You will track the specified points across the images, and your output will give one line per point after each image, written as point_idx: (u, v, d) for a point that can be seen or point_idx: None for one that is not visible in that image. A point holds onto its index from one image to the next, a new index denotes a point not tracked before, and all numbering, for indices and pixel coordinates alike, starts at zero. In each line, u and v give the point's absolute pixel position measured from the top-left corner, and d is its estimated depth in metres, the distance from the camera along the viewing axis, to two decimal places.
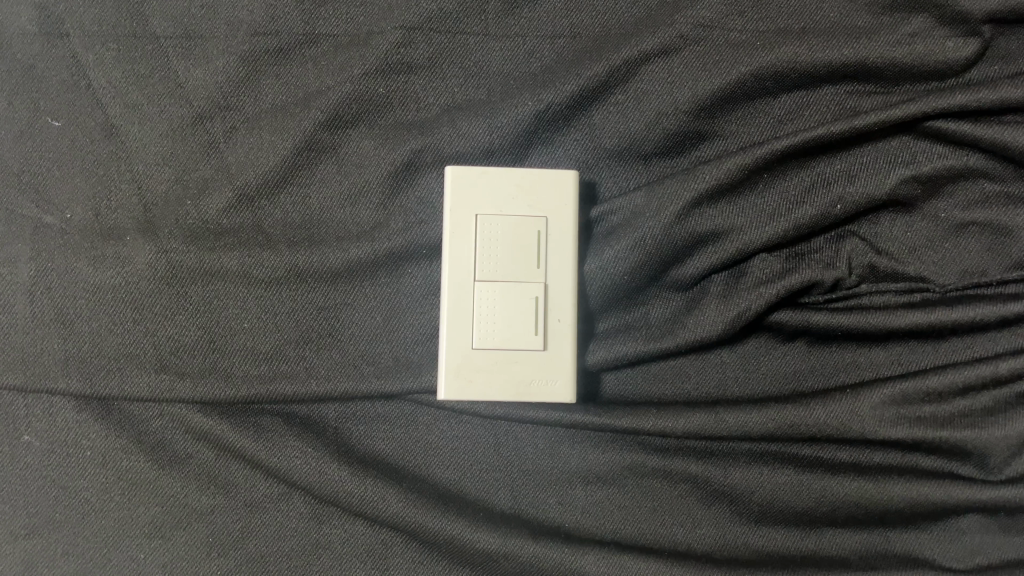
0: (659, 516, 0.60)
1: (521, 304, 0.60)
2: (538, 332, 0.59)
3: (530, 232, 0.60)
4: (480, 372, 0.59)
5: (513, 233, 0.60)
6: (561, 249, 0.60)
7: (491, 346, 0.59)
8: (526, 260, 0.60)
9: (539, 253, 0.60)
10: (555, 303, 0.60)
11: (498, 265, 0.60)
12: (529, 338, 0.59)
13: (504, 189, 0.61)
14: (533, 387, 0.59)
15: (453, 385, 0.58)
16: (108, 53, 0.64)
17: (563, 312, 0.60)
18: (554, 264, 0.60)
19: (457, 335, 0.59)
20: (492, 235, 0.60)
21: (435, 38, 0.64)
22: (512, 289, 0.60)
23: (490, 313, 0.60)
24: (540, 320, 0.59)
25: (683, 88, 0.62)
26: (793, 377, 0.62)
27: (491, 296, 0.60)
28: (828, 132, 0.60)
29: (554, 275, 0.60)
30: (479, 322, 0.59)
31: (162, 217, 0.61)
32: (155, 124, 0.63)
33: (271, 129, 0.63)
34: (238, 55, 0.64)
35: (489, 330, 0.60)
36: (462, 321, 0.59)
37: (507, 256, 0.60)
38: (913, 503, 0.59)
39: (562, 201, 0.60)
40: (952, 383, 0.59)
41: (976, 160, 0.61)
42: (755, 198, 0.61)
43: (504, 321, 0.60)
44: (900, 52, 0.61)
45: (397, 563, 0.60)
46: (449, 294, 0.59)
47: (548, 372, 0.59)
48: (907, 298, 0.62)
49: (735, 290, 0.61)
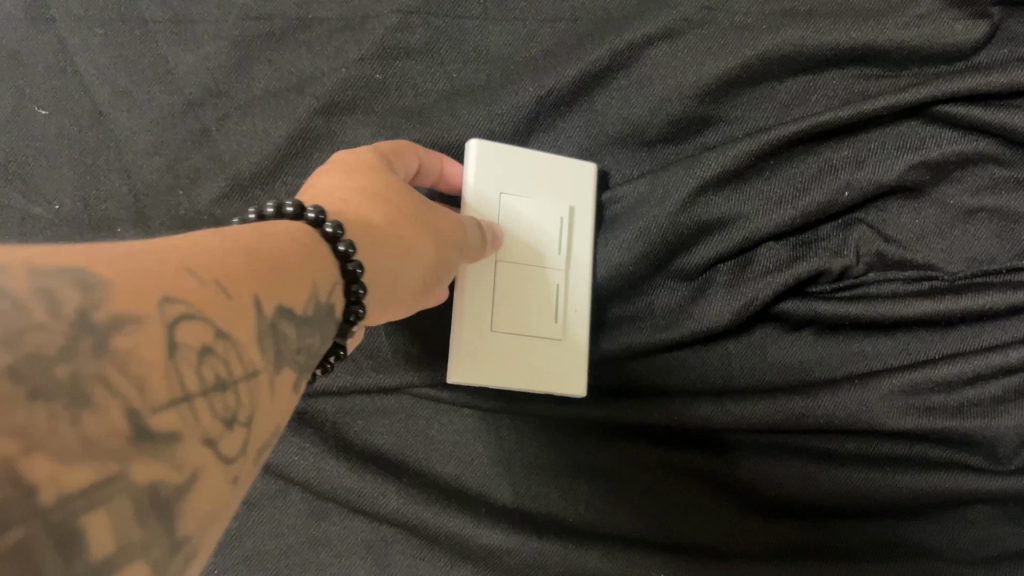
0: (664, 510, 0.59)
1: (541, 289, 0.60)
2: (557, 321, 0.59)
3: (553, 218, 0.61)
4: (499, 357, 0.58)
5: (533, 220, 0.60)
6: (581, 236, 0.61)
7: (509, 331, 0.59)
8: (547, 245, 0.60)
9: (561, 240, 0.61)
10: (575, 290, 0.60)
11: (519, 247, 0.60)
12: (549, 327, 0.59)
13: (528, 175, 0.60)
14: (551, 377, 0.58)
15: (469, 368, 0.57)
16: (95, 38, 0.62)
17: (581, 300, 0.60)
18: (576, 252, 0.61)
19: (476, 316, 0.58)
20: (514, 218, 0.60)
21: (431, 22, 0.62)
22: (533, 273, 0.60)
23: (509, 297, 0.59)
24: (559, 307, 0.60)
25: (688, 72, 0.60)
26: (800, 367, 0.60)
27: (511, 279, 0.59)
28: (836, 118, 0.58)
29: (576, 263, 0.61)
30: (500, 305, 0.59)
31: (152, 208, 0.60)
32: (145, 111, 0.61)
33: (265, 117, 0.61)
34: (230, 40, 0.62)
35: (508, 314, 0.59)
36: (480, 302, 0.58)
37: (528, 240, 0.60)
38: (923, 494, 0.58)
39: (584, 188, 0.61)
40: (961, 374, 0.57)
41: (985, 145, 0.58)
42: (762, 185, 0.60)
43: (524, 305, 0.59)
44: (910, 33, 0.58)
45: (398, 559, 0.59)
46: (470, 274, 0.58)
47: (565, 360, 0.59)
48: (915, 286, 0.59)
49: (742, 279, 0.60)
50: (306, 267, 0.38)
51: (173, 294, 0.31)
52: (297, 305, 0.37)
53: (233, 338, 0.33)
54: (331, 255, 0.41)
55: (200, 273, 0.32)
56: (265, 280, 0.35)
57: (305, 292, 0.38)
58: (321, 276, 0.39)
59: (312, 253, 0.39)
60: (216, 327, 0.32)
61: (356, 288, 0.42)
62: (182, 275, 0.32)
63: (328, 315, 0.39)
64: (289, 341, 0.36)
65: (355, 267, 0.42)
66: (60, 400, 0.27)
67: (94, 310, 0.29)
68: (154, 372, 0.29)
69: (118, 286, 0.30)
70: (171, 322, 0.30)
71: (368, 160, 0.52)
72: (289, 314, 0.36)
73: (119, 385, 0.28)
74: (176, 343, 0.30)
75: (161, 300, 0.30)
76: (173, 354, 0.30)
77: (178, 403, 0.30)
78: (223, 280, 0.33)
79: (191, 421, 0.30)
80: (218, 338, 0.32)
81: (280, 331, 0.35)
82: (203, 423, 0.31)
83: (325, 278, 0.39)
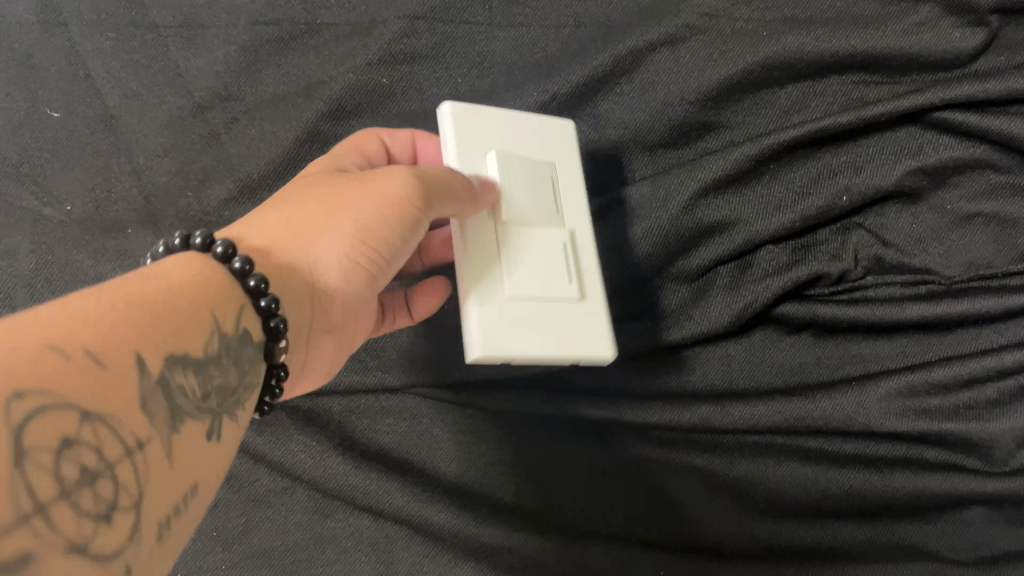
0: (664, 510, 0.60)
1: (551, 250, 0.55)
2: (571, 282, 0.55)
3: (546, 176, 0.58)
4: (520, 328, 0.52)
5: (526, 175, 0.57)
6: (576, 194, 0.59)
7: (530, 295, 0.53)
8: (548, 203, 0.57)
9: (558, 198, 0.58)
10: (581, 251, 0.57)
11: (521, 206, 0.55)
12: (564, 289, 0.54)
13: (506, 135, 0.58)
14: (576, 341, 0.53)
15: (493, 340, 0.51)
16: (107, 42, 0.63)
17: (589, 261, 0.57)
18: (573, 211, 0.58)
19: (492, 282, 0.52)
20: (512, 174, 0.56)
21: (437, 28, 0.63)
22: (540, 234, 0.56)
23: (521, 259, 0.54)
24: (572, 268, 0.55)
25: (690, 78, 0.61)
26: (798, 368, 0.61)
27: (520, 243, 0.55)
28: (836, 123, 0.59)
29: (576, 223, 0.58)
30: (515, 269, 0.53)
31: (161, 209, 0.61)
32: (155, 114, 0.63)
33: (274, 121, 0.63)
34: (240, 45, 0.63)
35: (525, 277, 0.53)
36: (492, 268, 0.53)
37: (529, 198, 0.56)
38: (919, 495, 0.59)
39: (565, 148, 0.60)
40: (957, 376, 0.58)
41: (982, 151, 0.59)
42: (762, 190, 0.61)
43: (539, 269, 0.54)
44: (908, 40, 0.59)
45: (401, 557, 0.59)
46: (470, 243, 0.53)
47: (586, 324, 0.54)
48: (911, 290, 0.60)
49: (742, 282, 0.61)
50: (192, 307, 0.39)
51: (22, 387, 0.29)
52: (186, 354, 0.37)
53: (106, 413, 0.32)
54: (230, 276, 0.42)
55: (63, 346, 0.32)
56: (142, 338, 0.35)
57: (198, 337, 0.38)
58: (217, 309, 0.40)
59: (195, 293, 0.40)
60: (83, 406, 0.31)
61: (262, 300, 0.43)
62: (35, 360, 0.31)
63: (229, 351, 0.40)
64: (180, 394, 0.36)
65: (257, 281, 0.43)
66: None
67: None
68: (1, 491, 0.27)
69: None
70: (21, 419, 0.29)
71: (315, 170, 0.55)
72: (177, 368, 0.36)
73: None
74: (26, 446, 0.29)
75: (10, 396, 0.29)
76: (25, 457, 0.28)
77: (31, 517, 0.28)
78: (88, 349, 0.33)
79: (53, 533, 0.29)
80: (87, 418, 0.31)
81: (168, 386, 0.36)
82: (70, 529, 0.29)
83: (217, 309, 0.40)
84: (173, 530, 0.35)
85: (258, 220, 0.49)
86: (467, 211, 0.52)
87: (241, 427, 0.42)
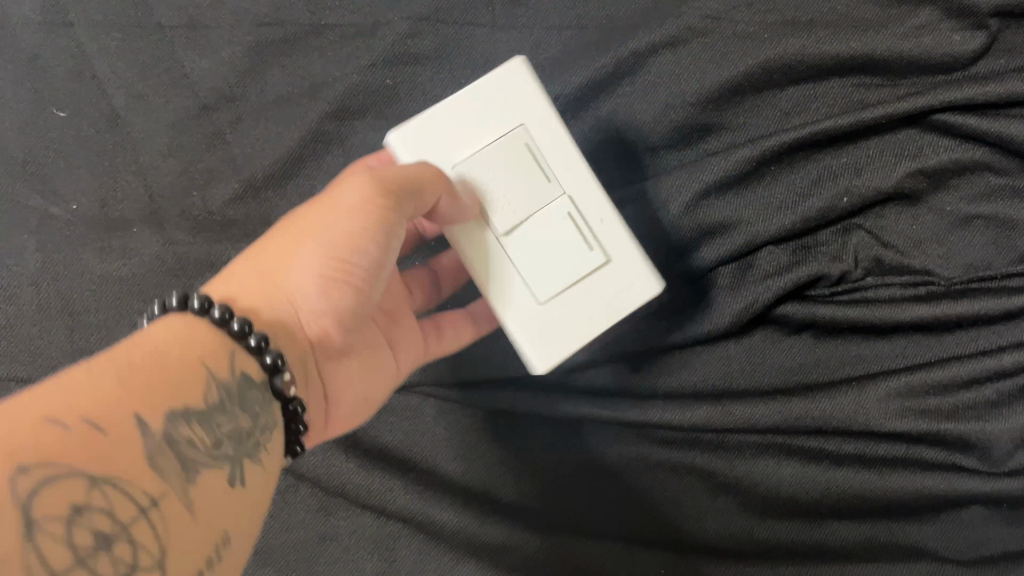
0: (664, 509, 0.61)
1: (558, 227, 0.54)
2: (593, 248, 0.54)
3: (520, 147, 0.54)
4: (564, 324, 0.54)
5: (501, 163, 0.54)
6: (558, 148, 0.55)
7: (557, 289, 0.54)
8: (536, 177, 0.54)
9: (542, 167, 0.54)
10: (587, 209, 0.55)
11: (509, 202, 0.54)
12: (588, 261, 0.54)
13: (460, 122, 0.54)
14: (618, 302, 0.55)
15: (546, 350, 0.54)
16: (112, 43, 0.63)
17: (600, 213, 0.55)
18: (562, 168, 0.55)
19: (519, 294, 0.54)
20: (490, 167, 0.54)
21: (441, 29, 0.63)
22: (541, 216, 0.54)
23: (535, 254, 0.54)
24: (585, 234, 0.54)
25: (691, 81, 0.61)
26: (799, 369, 0.61)
27: (526, 238, 0.54)
28: (836, 126, 0.59)
29: (569, 182, 0.55)
30: (533, 269, 0.54)
31: (166, 209, 0.63)
32: (160, 115, 0.63)
33: (278, 121, 0.63)
34: (244, 46, 0.63)
35: (545, 271, 0.54)
36: (511, 280, 0.54)
37: (515, 187, 0.54)
38: (918, 495, 0.59)
39: (528, 101, 0.54)
40: (955, 377, 0.59)
41: (981, 154, 0.60)
42: (763, 192, 0.61)
43: (555, 256, 0.54)
44: (908, 45, 0.60)
45: (404, 555, 0.59)
46: (478, 269, 0.55)
47: (620, 281, 0.55)
48: (911, 291, 0.60)
49: (743, 283, 0.61)
50: (187, 363, 0.43)
51: (27, 463, 0.34)
52: (185, 408, 0.41)
53: (112, 476, 0.37)
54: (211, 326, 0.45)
55: (64, 421, 0.36)
56: (139, 401, 0.40)
57: (197, 387, 0.42)
58: (210, 360, 0.44)
59: (189, 348, 0.43)
60: (88, 474, 0.36)
61: (250, 339, 0.46)
62: (40, 437, 0.35)
63: (232, 396, 0.44)
64: (187, 446, 0.41)
65: (241, 325, 0.46)
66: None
67: None
68: (16, 558, 0.32)
69: None
70: (29, 490, 0.33)
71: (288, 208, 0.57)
72: (179, 423, 0.41)
73: None
74: (37, 518, 0.33)
75: (15, 472, 0.34)
76: (34, 525, 0.33)
77: None
78: (87, 420, 0.37)
79: None
80: (95, 483, 0.36)
81: (172, 439, 0.40)
82: None
83: (211, 360, 0.44)
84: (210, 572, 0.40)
85: (231, 271, 0.52)
86: (451, 211, 0.53)
87: (266, 467, 0.46)
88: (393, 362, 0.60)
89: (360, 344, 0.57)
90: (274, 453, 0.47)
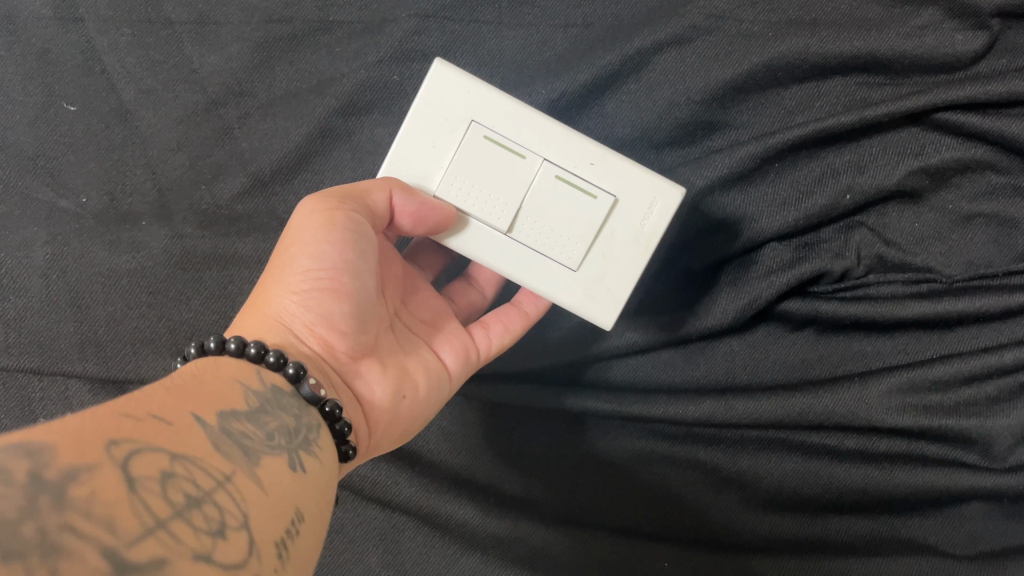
0: (668, 503, 0.61)
1: (555, 193, 0.55)
2: (596, 195, 0.55)
3: (480, 142, 0.54)
4: (606, 278, 0.55)
5: (467, 172, 0.55)
6: (513, 124, 0.54)
7: (582, 249, 0.55)
8: (510, 163, 0.55)
9: (509, 151, 0.54)
10: (571, 162, 0.55)
11: (498, 199, 0.55)
12: (597, 209, 0.55)
13: (418, 142, 0.54)
14: (645, 227, 0.55)
15: (598, 308, 0.55)
16: (122, 38, 0.64)
17: (585, 158, 0.54)
18: (527, 139, 0.54)
19: (551, 270, 0.55)
20: (464, 174, 0.55)
21: (447, 26, 0.64)
22: (534, 193, 0.55)
23: (546, 228, 0.55)
24: (581, 185, 0.55)
25: (695, 79, 0.62)
26: (802, 365, 0.62)
27: (533, 219, 0.55)
28: (840, 123, 0.60)
29: (540, 145, 0.54)
30: (551, 240, 0.55)
31: (175, 203, 0.64)
32: (169, 109, 0.64)
33: (286, 116, 0.64)
34: (252, 42, 0.64)
35: (563, 239, 0.55)
36: (539, 263, 0.56)
37: (495, 183, 0.55)
38: (919, 490, 0.60)
39: (463, 94, 0.54)
40: (956, 373, 0.59)
41: (983, 152, 0.60)
42: (767, 188, 0.61)
43: (565, 224, 0.55)
44: (911, 44, 0.60)
45: (409, 547, 0.60)
46: (505, 266, 0.56)
47: (634, 210, 0.54)
48: (913, 288, 0.61)
49: (746, 278, 0.62)
50: (222, 380, 0.44)
51: (116, 436, 0.34)
52: (233, 409, 0.42)
53: (190, 453, 0.37)
54: (230, 361, 0.47)
55: (133, 412, 0.37)
56: (194, 403, 0.40)
57: (237, 398, 0.43)
58: (242, 379, 0.45)
59: (221, 373, 0.45)
60: (170, 449, 0.36)
61: (268, 358, 0.47)
62: (118, 420, 0.36)
63: (272, 405, 0.45)
64: (245, 437, 0.41)
65: (256, 348, 0.47)
66: (33, 557, 0.28)
67: (41, 467, 0.31)
68: (124, 509, 0.32)
69: (58, 445, 0.32)
70: (121, 457, 0.34)
71: None
72: (231, 420, 0.41)
73: (89, 531, 0.30)
74: (135, 475, 0.33)
75: (106, 442, 0.34)
76: (133, 483, 0.33)
77: (158, 529, 0.32)
78: (153, 412, 0.38)
79: (176, 541, 0.33)
80: (175, 456, 0.36)
81: (229, 431, 0.40)
82: (189, 540, 0.33)
83: (242, 379, 0.45)
84: (291, 548, 0.39)
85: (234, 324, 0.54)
86: (407, 204, 0.52)
87: (320, 462, 0.46)
88: (435, 359, 0.60)
89: (389, 345, 0.57)
90: (325, 455, 0.47)
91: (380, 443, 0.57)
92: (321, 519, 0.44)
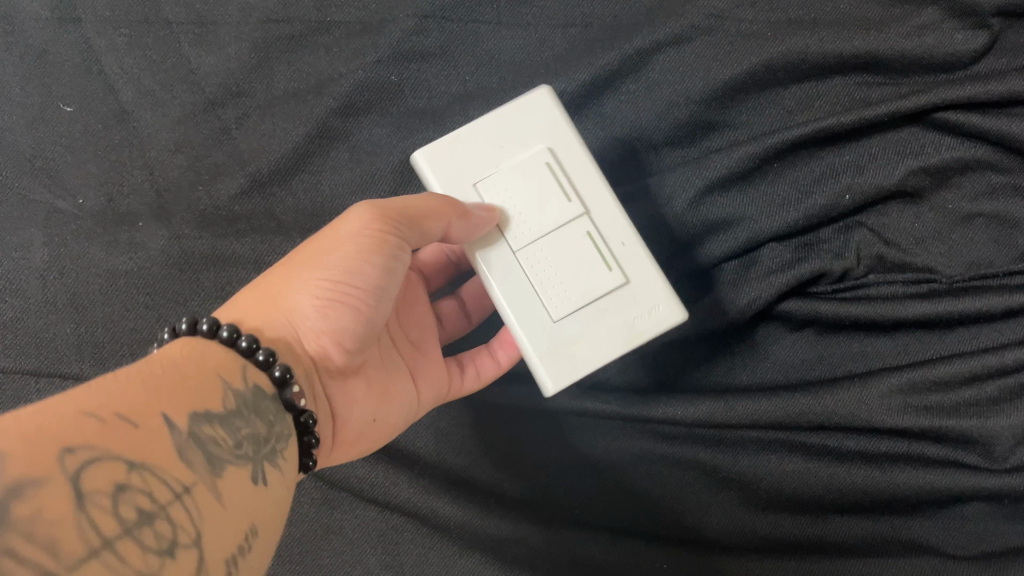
0: (667, 504, 0.61)
1: (576, 246, 0.56)
2: (611, 268, 0.56)
3: (540, 165, 0.56)
4: (582, 339, 0.55)
5: (510, 184, 0.56)
6: (578, 170, 0.57)
7: (574, 305, 0.55)
8: (552, 198, 0.56)
9: (561, 186, 0.56)
10: (609, 229, 0.56)
11: (528, 218, 0.56)
12: (605, 281, 0.55)
13: (484, 141, 0.57)
14: (637, 324, 0.55)
15: (559, 364, 0.55)
16: (120, 38, 0.64)
17: (623, 235, 0.56)
18: (580, 189, 0.56)
19: (533, 313, 0.55)
20: (506, 185, 0.56)
21: (446, 26, 0.64)
22: (560, 235, 0.56)
23: (551, 270, 0.56)
24: (603, 254, 0.56)
25: (694, 79, 0.62)
26: (802, 365, 0.62)
27: (543, 261, 0.56)
28: (840, 122, 0.59)
29: (588, 200, 0.56)
30: (547, 288, 0.55)
31: (173, 203, 0.63)
32: (167, 110, 0.64)
33: (284, 116, 0.64)
34: (251, 42, 0.64)
35: (562, 287, 0.55)
36: (527, 296, 0.55)
37: (529, 204, 0.56)
38: (920, 492, 0.59)
39: (546, 125, 0.57)
40: (957, 373, 0.58)
41: (984, 151, 0.59)
42: (766, 189, 0.61)
43: (568, 274, 0.55)
44: (911, 43, 0.60)
45: (408, 549, 0.60)
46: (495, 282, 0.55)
47: (641, 299, 0.55)
48: (914, 288, 0.61)
49: (746, 278, 0.62)
50: (204, 372, 0.44)
51: (72, 444, 0.35)
52: (209, 410, 0.42)
53: (149, 463, 0.38)
54: (219, 348, 0.46)
55: (98, 412, 0.37)
56: (167, 402, 0.40)
57: (215, 395, 0.43)
58: (224, 372, 0.45)
59: (203, 361, 0.45)
60: (128, 459, 0.37)
61: (258, 355, 0.47)
62: (80, 424, 0.36)
63: (250, 404, 0.45)
64: (214, 444, 0.41)
65: (247, 341, 0.47)
66: None
67: None
68: (67, 529, 0.33)
69: (12, 455, 0.33)
70: (73, 470, 0.35)
71: None
72: (203, 423, 0.41)
73: (29, 552, 0.32)
74: (85, 490, 0.34)
75: (61, 451, 0.35)
76: (81, 500, 0.34)
77: (100, 551, 0.34)
78: (120, 413, 0.38)
79: (117, 564, 0.34)
80: (133, 467, 0.37)
81: (198, 435, 0.41)
82: (131, 561, 0.34)
83: (225, 371, 0.45)
84: (242, 565, 0.40)
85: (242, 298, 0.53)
86: (462, 229, 0.53)
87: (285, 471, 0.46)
88: (412, 392, 0.60)
89: (377, 365, 0.58)
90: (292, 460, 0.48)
91: (336, 457, 0.57)
92: (279, 528, 0.45)
